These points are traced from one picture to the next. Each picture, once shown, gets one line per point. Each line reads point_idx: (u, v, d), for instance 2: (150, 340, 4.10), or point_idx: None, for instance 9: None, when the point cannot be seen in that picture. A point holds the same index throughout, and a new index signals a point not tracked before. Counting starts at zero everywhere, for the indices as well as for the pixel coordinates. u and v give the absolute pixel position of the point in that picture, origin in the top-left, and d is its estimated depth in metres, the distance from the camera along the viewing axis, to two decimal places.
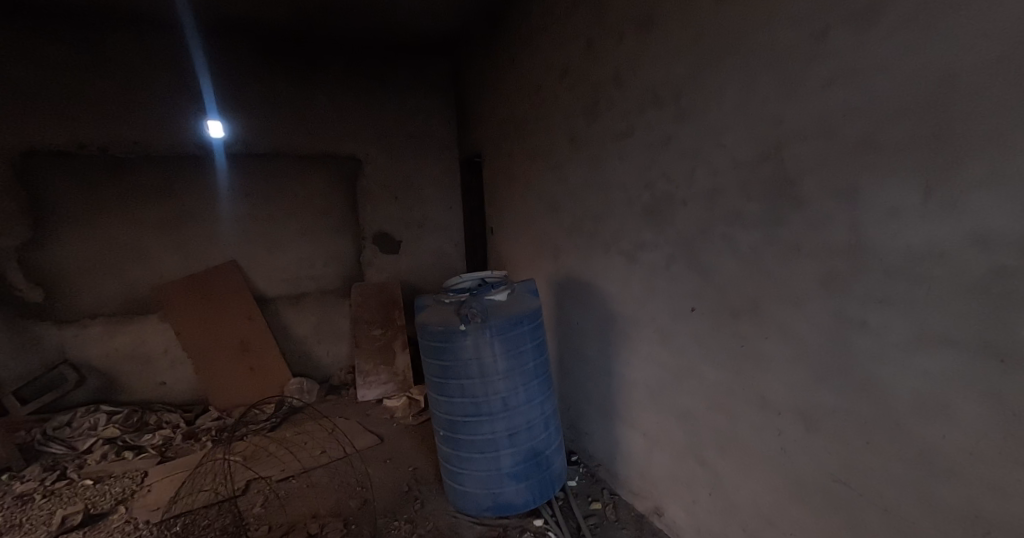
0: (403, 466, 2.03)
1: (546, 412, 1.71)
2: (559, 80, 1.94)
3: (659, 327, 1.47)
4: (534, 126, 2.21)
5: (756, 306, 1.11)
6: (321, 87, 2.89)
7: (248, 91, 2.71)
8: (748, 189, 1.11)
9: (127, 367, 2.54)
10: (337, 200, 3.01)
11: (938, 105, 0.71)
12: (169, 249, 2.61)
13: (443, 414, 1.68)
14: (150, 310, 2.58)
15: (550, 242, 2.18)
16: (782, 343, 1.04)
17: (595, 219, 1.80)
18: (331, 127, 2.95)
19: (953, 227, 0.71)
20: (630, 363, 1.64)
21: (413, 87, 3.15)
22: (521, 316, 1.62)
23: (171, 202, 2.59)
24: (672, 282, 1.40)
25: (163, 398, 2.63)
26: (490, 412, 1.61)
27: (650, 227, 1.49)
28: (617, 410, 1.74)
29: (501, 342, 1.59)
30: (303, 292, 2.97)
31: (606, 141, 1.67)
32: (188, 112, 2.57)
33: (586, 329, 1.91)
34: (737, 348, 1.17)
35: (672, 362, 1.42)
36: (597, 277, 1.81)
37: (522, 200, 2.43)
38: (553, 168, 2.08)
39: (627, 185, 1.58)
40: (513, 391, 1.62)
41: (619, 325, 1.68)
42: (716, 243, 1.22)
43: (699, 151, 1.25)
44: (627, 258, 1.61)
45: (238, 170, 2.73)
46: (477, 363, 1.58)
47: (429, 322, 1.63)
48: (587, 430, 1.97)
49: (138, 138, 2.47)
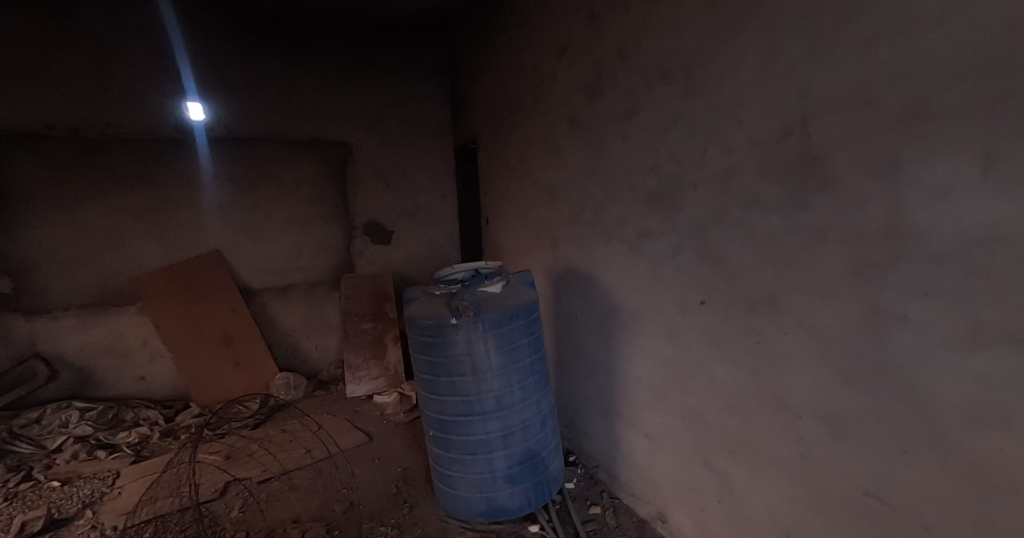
0: (392, 466, 1.93)
1: (543, 410, 1.61)
2: (559, 57, 1.82)
3: (665, 321, 1.37)
4: (531, 109, 2.09)
5: (774, 299, 1.01)
6: (308, 68, 2.75)
7: (230, 71, 2.57)
8: (767, 171, 1.00)
9: (103, 361, 2.43)
10: (325, 187, 2.88)
11: (1005, 64, 0.60)
12: (147, 238, 2.48)
13: (433, 413, 1.58)
14: (127, 301, 2.45)
15: (547, 231, 2.08)
16: (805, 340, 0.94)
17: (595, 207, 1.69)
18: (319, 111, 2.81)
19: (1020, 206, 0.60)
20: (633, 360, 1.54)
21: (406, 70, 3.01)
22: (517, 309, 1.52)
23: (149, 187, 2.45)
24: (681, 273, 1.30)
25: (142, 393, 2.51)
26: (483, 411, 1.50)
27: (657, 214, 1.38)
28: (618, 409, 1.65)
29: (495, 337, 1.48)
30: (290, 283, 2.86)
31: (609, 121, 1.56)
32: (166, 93, 2.42)
33: (585, 323, 1.81)
34: (753, 344, 1.07)
35: (679, 359, 1.33)
36: (598, 268, 1.70)
37: (519, 188, 2.32)
38: (552, 153, 1.96)
39: (631, 168, 1.48)
40: (508, 389, 1.52)
41: (621, 320, 1.59)
42: (730, 231, 1.12)
43: (712, 130, 1.14)
44: (630, 248, 1.51)
45: (220, 155, 2.60)
46: (469, 359, 1.48)
47: (418, 315, 1.53)
48: (586, 429, 1.87)
49: (112, 119, 2.33)
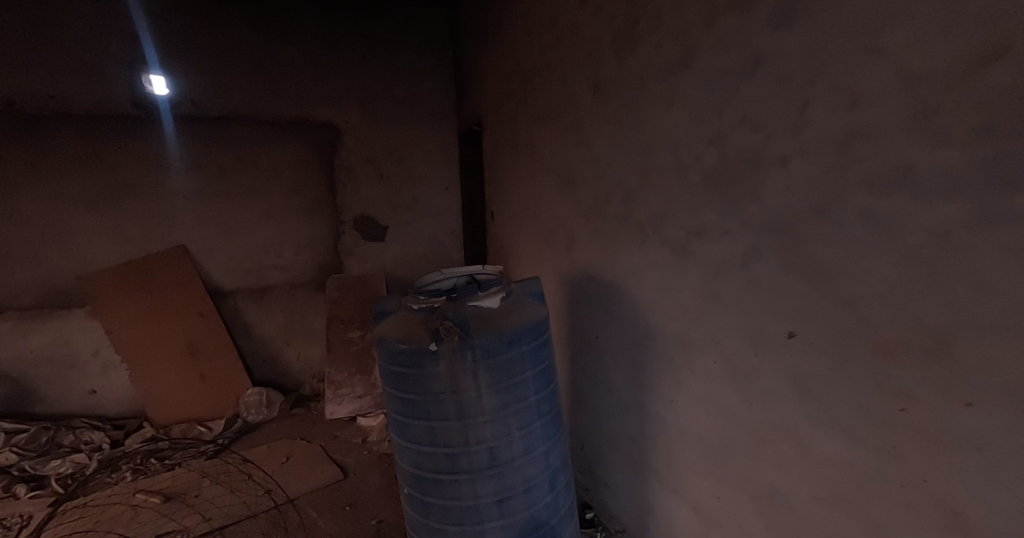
0: (364, 516, 1.59)
1: (552, 465, 1.24)
2: (580, 4, 1.42)
3: (724, 356, 0.99)
4: (546, 77, 1.70)
5: (939, 344, 0.59)
6: (291, 39, 2.41)
7: (201, 40, 2.24)
8: (935, 127, 0.58)
9: (48, 372, 2.14)
10: (310, 175, 2.53)
11: None
12: (99, 231, 2.16)
13: (408, 466, 1.21)
14: (74, 304, 2.15)
15: (563, 228, 1.69)
16: (1012, 425, 0.52)
17: (627, 197, 1.31)
18: (303, 88, 2.47)
19: None
20: (674, 404, 1.16)
21: (404, 42, 2.64)
22: (518, 333, 1.14)
23: (99, 172, 2.13)
24: (756, 292, 0.89)
25: (93, 409, 2.22)
26: (472, 469, 1.13)
27: (717, 204, 0.98)
28: (652, 466, 1.27)
29: (489, 370, 1.11)
30: (269, 284, 2.52)
31: (647, 80, 1.17)
32: (121, 63, 2.10)
33: (608, 346, 1.43)
34: (890, 413, 0.66)
35: (746, 414, 0.93)
36: (628, 276, 1.32)
37: (529, 176, 1.93)
38: (570, 130, 1.58)
39: (679, 142, 1.08)
40: (505, 439, 1.15)
41: (659, 348, 1.21)
42: (847, 229, 0.70)
43: (820, 67, 0.72)
44: (675, 251, 1.13)
45: (186, 136, 2.26)
46: (453, 400, 1.10)
47: (388, 337, 1.17)
48: (606, 481, 1.50)
49: (54, 90, 2.01)
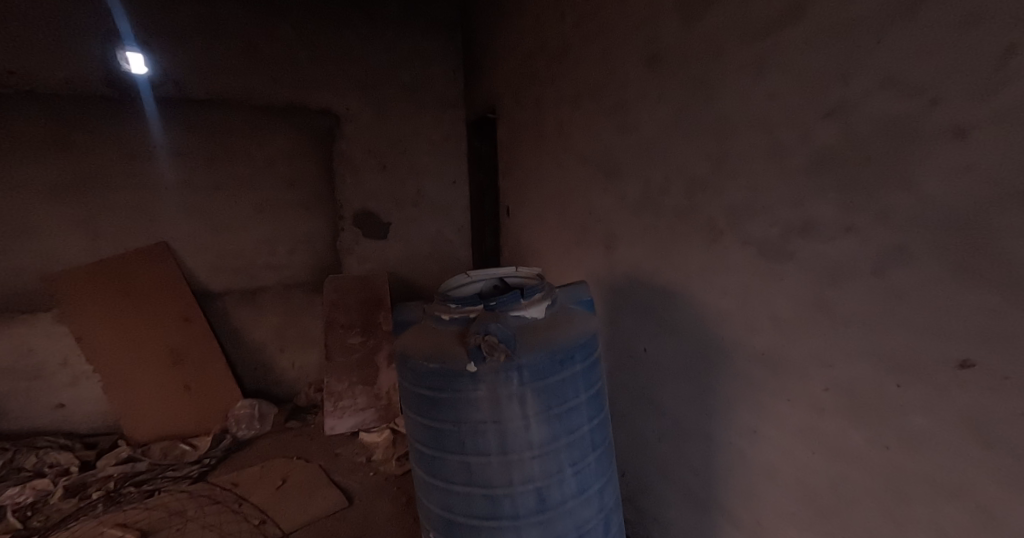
0: None
1: (606, 505, 1.05)
2: None
3: (839, 384, 0.80)
4: (581, 54, 1.50)
5: None
6: (287, 15, 2.17)
7: (185, 13, 1.99)
8: None
9: (9, 384, 1.90)
10: (306, 165, 2.30)
11: None
12: (67, 225, 1.91)
13: (436, 509, 1.00)
14: (40, 308, 1.90)
15: (599, 225, 1.49)
16: None
17: (692, 186, 1.10)
18: (300, 70, 2.23)
19: None
20: (759, 436, 0.97)
21: (411, 23, 2.42)
22: (571, 349, 0.94)
23: (67, 159, 1.87)
24: (900, 305, 0.69)
25: (63, 424, 1.98)
26: (518, 514, 0.93)
27: (834, 194, 0.78)
28: (724, 505, 1.08)
29: (538, 396, 0.90)
30: (260, 285, 2.28)
31: (727, 46, 0.97)
32: (92, 36, 1.84)
33: (660, 361, 1.24)
34: None
35: (878, 459, 0.75)
36: (691, 282, 1.12)
37: (557, 167, 1.73)
38: (612, 112, 1.37)
39: (775, 118, 0.88)
40: (556, 478, 0.94)
41: (735, 368, 1.01)
42: None
43: None
44: (763, 253, 0.93)
45: (169, 120, 2.01)
46: (496, 432, 0.89)
47: (413, 354, 0.96)
48: (656, 516, 1.31)
49: (15, 65, 1.76)
